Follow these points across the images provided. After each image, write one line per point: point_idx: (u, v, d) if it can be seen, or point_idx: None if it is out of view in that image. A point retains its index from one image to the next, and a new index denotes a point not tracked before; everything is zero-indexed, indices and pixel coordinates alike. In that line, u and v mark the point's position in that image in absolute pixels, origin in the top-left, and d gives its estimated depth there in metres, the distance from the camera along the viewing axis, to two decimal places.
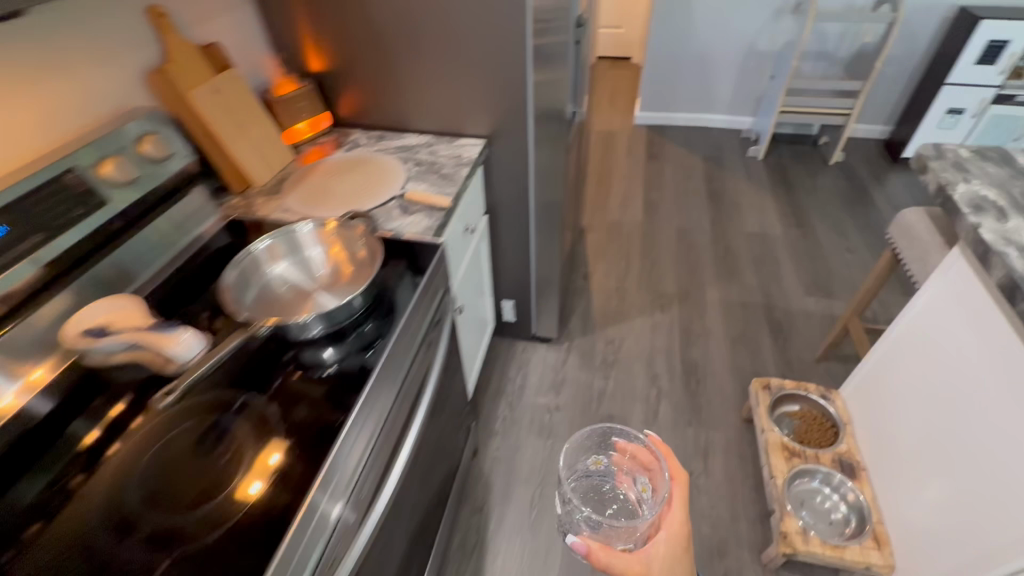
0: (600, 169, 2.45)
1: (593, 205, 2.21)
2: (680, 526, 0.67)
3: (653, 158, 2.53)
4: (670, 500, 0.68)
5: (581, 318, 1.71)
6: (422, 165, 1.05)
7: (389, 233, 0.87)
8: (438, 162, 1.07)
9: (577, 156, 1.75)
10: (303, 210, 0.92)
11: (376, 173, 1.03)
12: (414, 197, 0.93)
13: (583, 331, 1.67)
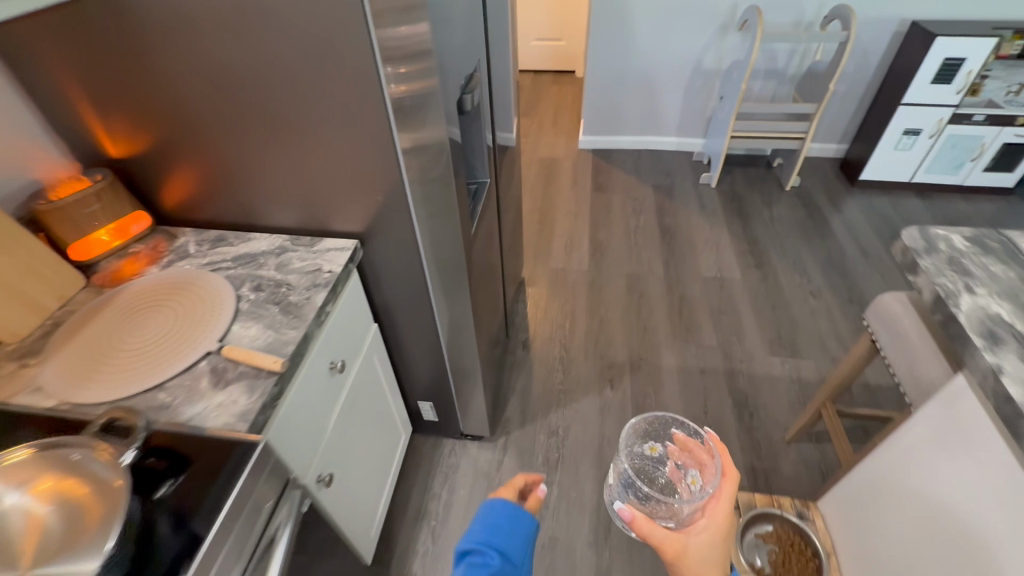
0: (541, 205, 2.21)
1: (532, 251, 1.97)
2: (726, 533, 0.64)
3: (599, 189, 2.30)
4: (717, 496, 0.66)
5: (520, 401, 1.46)
6: (261, 288, 0.77)
7: (180, 426, 0.59)
8: (287, 280, 0.78)
9: (506, 210, 1.50)
10: (61, 392, 0.62)
11: (191, 307, 0.74)
12: (230, 356, 0.65)
13: (522, 421, 1.41)
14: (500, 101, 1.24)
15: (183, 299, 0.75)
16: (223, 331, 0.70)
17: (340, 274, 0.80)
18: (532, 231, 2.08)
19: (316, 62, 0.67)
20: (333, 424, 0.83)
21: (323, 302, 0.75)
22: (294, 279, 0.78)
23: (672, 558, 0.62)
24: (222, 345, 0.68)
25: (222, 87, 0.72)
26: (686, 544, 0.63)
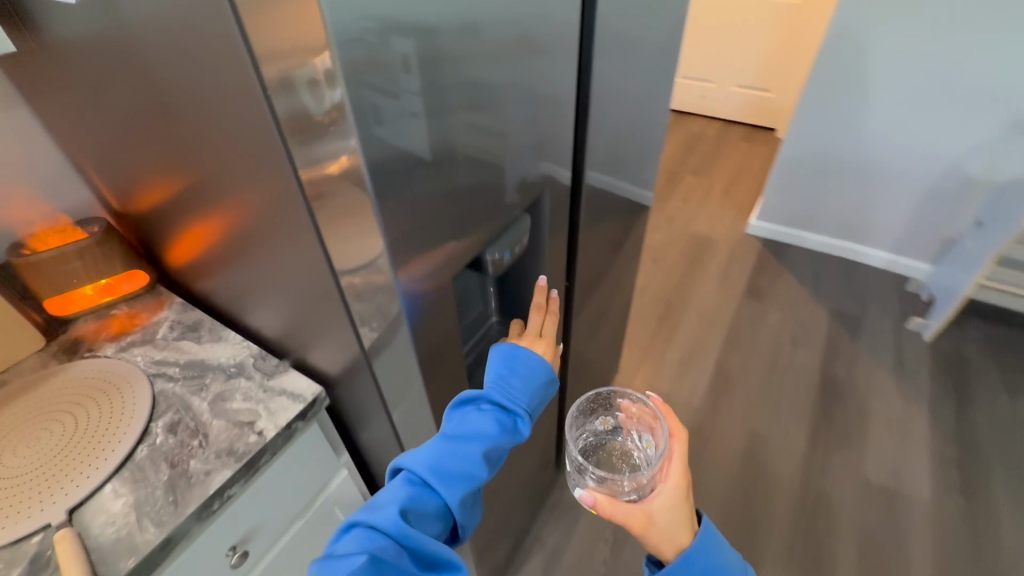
0: (670, 296, 1.80)
1: (637, 355, 1.60)
2: (683, 484, 0.59)
3: (752, 294, 1.79)
4: (670, 454, 0.62)
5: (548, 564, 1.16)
6: (173, 431, 0.59)
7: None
8: (207, 429, 0.59)
9: (598, 321, 1.19)
10: None
11: (94, 426, 0.59)
12: (56, 552, 0.48)
13: None
14: (610, 203, 0.94)
15: (94, 409, 0.60)
16: (87, 492, 0.53)
17: (274, 439, 0.58)
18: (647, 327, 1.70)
19: (253, 174, 0.45)
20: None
21: (221, 486, 0.54)
22: (217, 429, 0.59)
23: (641, 530, 0.57)
24: (71, 517, 0.51)
25: (175, 185, 0.55)
26: (654, 521, 0.58)
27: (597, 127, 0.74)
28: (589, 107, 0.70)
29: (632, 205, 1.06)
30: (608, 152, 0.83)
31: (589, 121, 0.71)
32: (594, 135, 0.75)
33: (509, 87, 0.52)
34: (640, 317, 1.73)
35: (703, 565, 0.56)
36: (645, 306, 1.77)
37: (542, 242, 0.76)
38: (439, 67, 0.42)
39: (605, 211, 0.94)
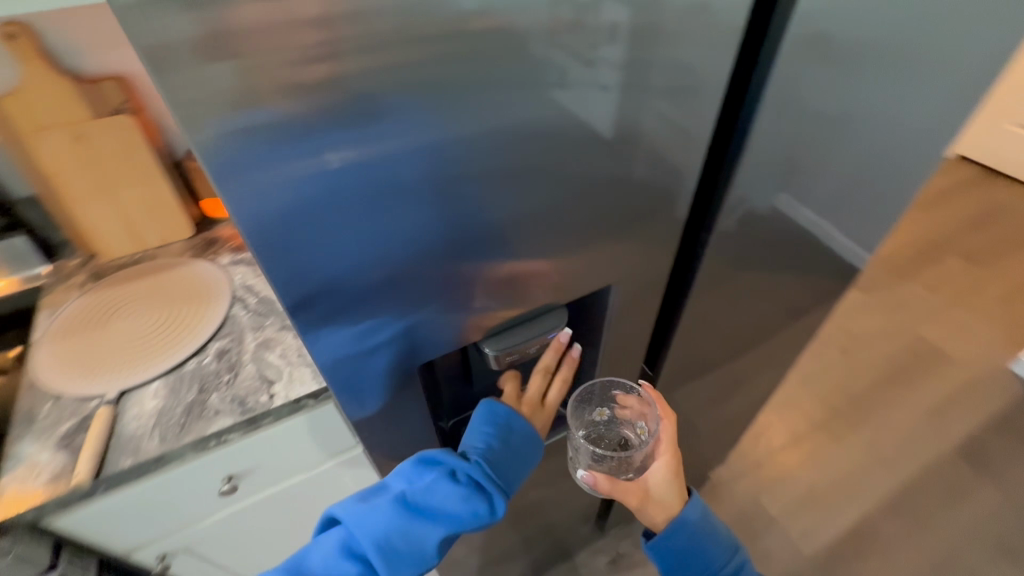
0: (837, 406, 1.47)
1: (757, 453, 1.38)
2: (676, 462, 0.68)
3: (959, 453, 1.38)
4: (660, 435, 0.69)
5: None
6: (219, 356, 0.65)
7: (8, 458, 0.58)
8: (240, 368, 0.64)
9: (703, 406, 1.02)
10: (49, 333, 0.69)
11: (177, 324, 0.69)
12: (93, 421, 0.59)
13: None
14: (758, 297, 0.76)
15: (184, 310, 0.70)
16: (137, 383, 0.62)
17: (277, 408, 0.61)
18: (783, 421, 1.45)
19: None
20: (217, 521, 0.72)
21: (217, 431, 0.58)
22: (245, 373, 0.64)
23: (641, 504, 0.67)
24: (120, 399, 0.61)
25: None
26: (648, 493, 0.68)
27: (738, 206, 0.58)
28: (733, 177, 0.54)
29: (800, 302, 0.83)
30: (761, 240, 0.65)
31: (727, 195, 0.56)
32: (731, 214, 0.58)
33: (640, 139, 0.46)
34: (785, 409, 1.46)
35: (686, 548, 0.65)
36: (799, 402, 1.48)
37: (607, 335, 0.67)
38: (580, 83, 0.39)
39: (746, 302, 0.76)
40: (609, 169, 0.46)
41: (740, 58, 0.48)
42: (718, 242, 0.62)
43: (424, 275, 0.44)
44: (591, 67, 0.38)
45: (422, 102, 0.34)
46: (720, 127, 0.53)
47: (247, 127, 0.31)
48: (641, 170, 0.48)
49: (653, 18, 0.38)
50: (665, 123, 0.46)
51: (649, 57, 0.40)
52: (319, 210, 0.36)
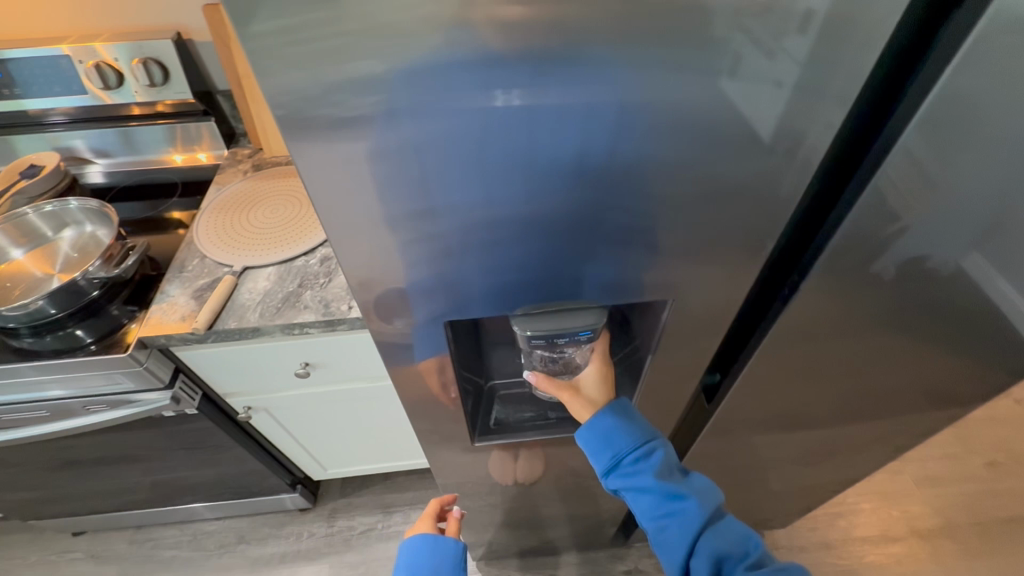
0: (947, 520, 1.33)
1: (829, 531, 1.31)
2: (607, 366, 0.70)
3: None
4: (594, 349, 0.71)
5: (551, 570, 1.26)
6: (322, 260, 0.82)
7: (159, 293, 0.78)
8: (333, 274, 0.80)
9: (781, 455, 1.00)
10: (219, 206, 0.91)
11: (297, 227, 0.86)
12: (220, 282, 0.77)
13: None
14: (875, 358, 0.72)
15: (305, 214, 0.87)
16: (256, 264, 0.80)
17: (352, 319, 0.75)
18: (853, 513, 1.33)
19: None
20: (290, 391, 0.95)
21: (300, 322, 0.75)
22: (336, 281, 0.79)
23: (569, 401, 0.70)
24: (242, 273, 0.80)
25: None
26: (578, 391, 0.70)
27: (862, 230, 0.54)
28: (862, 194, 0.52)
29: (930, 386, 0.77)
30: (898, 291, 0.61)
31: (849, 210, 0.53)
32: (861, 240, 0.55)
33: (802, 144, 0.47)
34: (881, 499, 1.36)
35: (601, 426, 0.65)
36: (902, 498, 1.36)
37: (657, 345, 0.69)
38: (755, 76, 0.42)
39: (858, 359, 0.72)
40: (756, 168, 0.49)
41: (902, 70, 0.47)
42: (827, 268, 0.58)
43: (545, 228, 0.51)
44: (772, 60, 0.42)
45: (603, 62, 0.40)
46: (862, 134, 0.51)
47: (450, 53, 0.39)
48: (791, 175, 0.49)
49: (852, 15, 0.40)
50: (833, 132, 0.47)
51: (833, 66, 0.42)
52: (480, 136, 0.44)
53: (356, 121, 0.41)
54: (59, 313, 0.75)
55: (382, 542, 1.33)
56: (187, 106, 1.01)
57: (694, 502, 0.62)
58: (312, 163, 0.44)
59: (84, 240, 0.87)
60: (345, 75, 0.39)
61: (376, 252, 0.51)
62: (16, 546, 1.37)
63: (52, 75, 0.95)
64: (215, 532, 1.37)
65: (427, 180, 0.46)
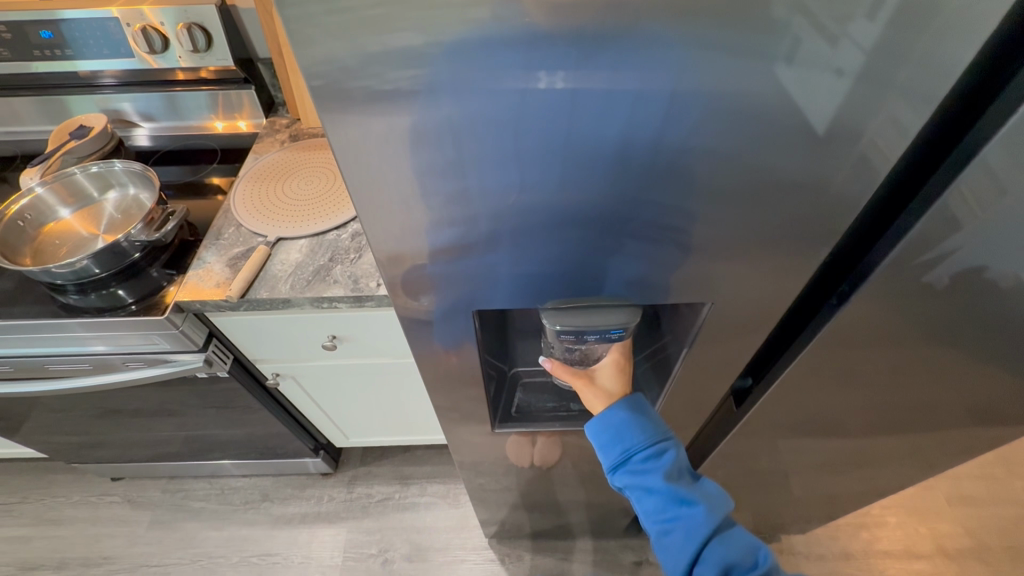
0: (977, 541, 1.28)
1: (850, 541, 1.28)
2: (626, 361, 0.68)
3: None
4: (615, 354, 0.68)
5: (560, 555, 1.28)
6: (353, 236, 0.82)
7: (196, 258, 0.80)
8: (362, 251, 0.80)
9: (806, 463, 0.97)
10: (255, 175, 0.92)
11: (330, 200, 0.87)
12: (254, 252, 0.79)
13: (537, 562, 1.28)
14: (920, 373, 0.68)
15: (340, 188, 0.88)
16: (290, 236, 0.81)
17: (380, 296, 0.76)
18: (875, 527, 1.30)
19: None
20: (317, 362, 0.97)
21: (329, 297, 0.75)
22: (366, 258, 0.79)
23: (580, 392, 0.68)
24: (276, 244, 0.81)
25: None
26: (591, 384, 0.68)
27: (930, 241, 0.51)
28: (934, 203, 0.48)
29: (977, 404, 0.73)
30: (955, 305, 0.58)
31: (919, 219, 0.50)
32: (919, 249, 0.52)
33: (859, 140, 0.44)
34: (908, 514, 1.32)
35: (613, 420, 0.63)
36: (930, 515, 1.32)
37: (692, 344, 0.67)
38: (814, 63, 0.39)
39: (902, 373, 0.69)
40: (807, 165, 0.45)
41: (993, 67, 0.43)
42: (884, 279, 0.55)
43: (583, 216, 0.49)
44: (834, 46, 0.38)
45: (656, 45, 0.38)
46: (937, 137, 0.48)
47: (495, 30, 0.37)
48: (844, 174, 0.46)
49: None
50: (897, 129, 0.43)
51: (902, 55, 0.39)
52: (520, 118, 0.42)
53: (392, 96, 0.40)
54: (103, 272, 0.78)
55: (398, 512, 1.37)
56: (229, 74, 1.01)
57: (703, 509, 0.60)
58: (347, 138, 0.43)
59: (127, 202, 0.90)
60: (379, 47, 0.38)
61: (406, 231, 0.51)
62: (61, 485, 1.46)
63: (102, 37, 0.96)
64: (242, 488, 1.43)
65: (462, 160, 0.45)
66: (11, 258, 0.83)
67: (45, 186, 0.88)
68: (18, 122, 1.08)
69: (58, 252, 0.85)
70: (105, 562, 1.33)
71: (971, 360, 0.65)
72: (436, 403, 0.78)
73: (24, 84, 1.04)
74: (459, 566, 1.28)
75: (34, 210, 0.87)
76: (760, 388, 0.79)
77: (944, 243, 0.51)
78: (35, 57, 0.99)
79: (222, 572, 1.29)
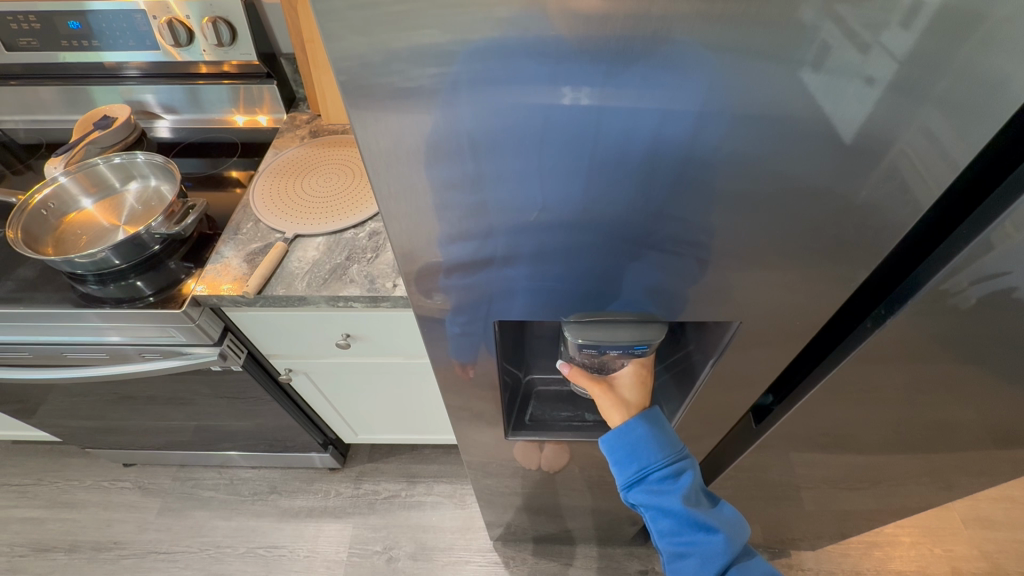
0: (993, 565, 1.25)
1: (861, 560, 1.26)
2: (648, 373, 0.67)
3: None
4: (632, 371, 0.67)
5: (565, 559, 1.28)
6: (372, 235, 0.82)
7: (214, 252, 0.80)
8: (381, 253, 0.80)
9: (821, 478, 0.96)
10: (275, 170, 0.92)
11: (349, 198, 0.87)
12: (272, 249, 0.79)
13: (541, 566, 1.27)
14: (946, 393, 0.67)
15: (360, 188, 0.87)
16: (307, 233, 0.81)
17: (396, 298, 0.76)
18: (887, 545, 1.28)
19: None
20: (330, 359, 0.97)
21: (345, 296, 0.75)
22: (384, 257, 0.79)
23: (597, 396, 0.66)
24: (293, 240, 0.81)
25: None
26: (610, 391, 0.66)
27: (973, 270, 0.50)
28: (984, 229, 0.47)
29: (1004, 427, 0.71)
30: (989, 328, 0.56)
31: (965, 245, 0.49)
32: (958, 273, 0.51)
33: (888, 149, 0.42)
34: (922, 535, 1.29)
35: (631, 437, 0.61)
36: (945, 536, 1.29)
37: (721, 356, 0.66)
38: (841, 70, 0.38)
39: (928, 394, 0.68)
40: (835, 178, 0.44)
41: None
42: (922, 306, 0.55)
43: (603, 228, 0.48)
44: (864, 54, 0.37)
45: (684, 63, 0.38)
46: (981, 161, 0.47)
47: (520, 43, 0.37)
48: (872, 182, 0.44)
49: (974, 8, 0.34)
50: (928, 139, 0.41)
51: (939, 63, 0.37)
52: (542, 135, 0.42)
53: (413, 103, 0.40)
54: (123, 263, 0.79)
55: (404, 510, 1.37)
56: (251, 68, 1.02)
57: (723, 538, 0.60)
58: (368, 149, 0.43)
59: (148, 194, 0.91)
60: (403, 44, 0.37)
61: (422, 241, 0.51)
62: (74, 468, 1.49)
63: (127, 29, 0.97)
64: (251, 479, 1.44)
65: (481, 174, 0.45)
66: (33, 246, 0.83)
67: (68, 176, 0.89)
68: (45, 111, 1.10)
69: (82, 243, 0.85)
70: (115, 547, 1.35)
71: (1004, 384, 0.63)
72: (448, 404, 0.78)
73: (51, 73, 1.05)
74: (462, 567, 1.28)
75: (56, 200, 0.88)
76: (781, 408, 0.78)
77: (986, 267, 0.50)
78: (62, 48, 1.00)
79: (228, 562, 1.31)
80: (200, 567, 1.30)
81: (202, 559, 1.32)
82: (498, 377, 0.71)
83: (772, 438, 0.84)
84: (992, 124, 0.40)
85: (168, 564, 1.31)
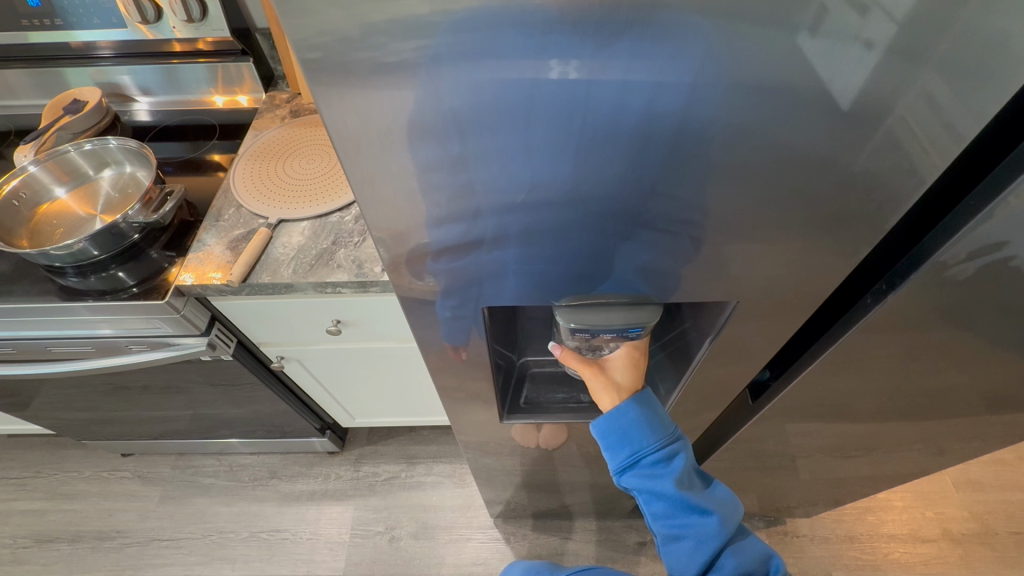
0: (982, 526, 1.28)
1: (855, 525, 1.29)
2: (640, 354, 0.67)
3: None
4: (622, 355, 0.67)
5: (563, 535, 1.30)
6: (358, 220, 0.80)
7: (195, 241, 0.78)
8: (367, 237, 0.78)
9: (816, 448, 0.97)
10: (254, 154, 0.89)
11: (333, 182, 0.85)
12: (255, 235, 0.77)
13: (542, 540, 1.30)
14: (942, 363, 0.67)
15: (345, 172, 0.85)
16: (292, 218, 0.79)
17: (385, 282, 0.74)
18: (879, 509, 1.31)
19: None
20: (322, 346, 0.96)
21: (333, 282, 0.74)
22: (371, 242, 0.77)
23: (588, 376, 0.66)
24: (277, 226, 0.79)
25: None
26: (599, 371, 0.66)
27: (976, 240, 0.49)
28: (989, 202, 0.46)
29: (999, 394, 0.71)
30: (990, 298, 0.55)
31: (970, 218, 0.48)
32: (961, 246, 0.49)
33: (886, 117, 0.40)
34: (914, 499, 1.32)
35: (623, 422, 0.61)
36: (936, 500, 1.32)
37: (718, 335, 0.65)
38: (838, 35, 0.35)
39: (925, 364, 0.68)
40: (836, 147, 0.42)
41: None
42: (922, 281, 0.54)
43: (597, 207, 0.47)
44: (863, 17, 0.35)
45: (679, 31, 0.35)
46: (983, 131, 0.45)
47: (503, 13, 0.34)
48: (871, 152, 0.43)
49: None
50: (929, 105, 0.39)
51: (941, 25, 0.35)
52: (529, 111, 0.39)
53: (392, 80, 0.38)
54: (102, 255, 0.76)
55: (404, 491, 1.38)
56: (226, 45, 0.97)
57: (717, 518, 0.60)
58: (346, 129, 0.41)
59: (125, 181, 0.88)
60: (379, 17, 0.34)
61: (409, 224, 0.49)
62: (73, 460, 1.49)
63: (92, 6, 0.93)
64: (250, 465, 1.45)
65: (466, 154, 0.43)
66: (7, 238, 0.81)
67: (38, 165, 0.86)
68: (13, 96, 1.06)
69: (58, 235, 0.82)
70: (118, 536, 1.36)
71: (1003, 354, 0.63)
72: (443, 387, 0.77)
73: (17, 55, 1.01)
74: (464, 543, 1.30)
75: (28, 189, 0.85)
76: (780, 382, 0.79)
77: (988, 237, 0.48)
78: (26, 28, 0.96)
79: (232, 547, 1.32)
80: (203, 552, 1.32)
81: (206, 545, 1.33)
82: (490, 359, 0.70)
83: (769, 412, 0.84)
84: (996, 92, 0.39)
85: (173, 550, 1.33)
